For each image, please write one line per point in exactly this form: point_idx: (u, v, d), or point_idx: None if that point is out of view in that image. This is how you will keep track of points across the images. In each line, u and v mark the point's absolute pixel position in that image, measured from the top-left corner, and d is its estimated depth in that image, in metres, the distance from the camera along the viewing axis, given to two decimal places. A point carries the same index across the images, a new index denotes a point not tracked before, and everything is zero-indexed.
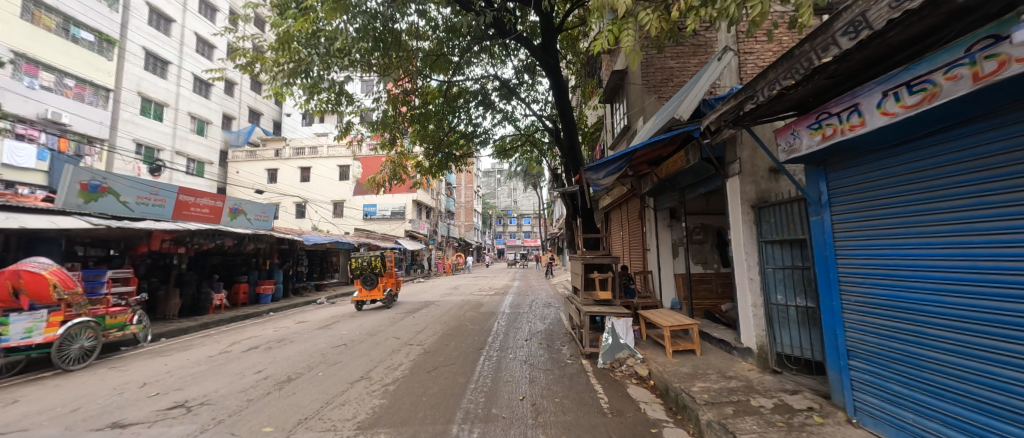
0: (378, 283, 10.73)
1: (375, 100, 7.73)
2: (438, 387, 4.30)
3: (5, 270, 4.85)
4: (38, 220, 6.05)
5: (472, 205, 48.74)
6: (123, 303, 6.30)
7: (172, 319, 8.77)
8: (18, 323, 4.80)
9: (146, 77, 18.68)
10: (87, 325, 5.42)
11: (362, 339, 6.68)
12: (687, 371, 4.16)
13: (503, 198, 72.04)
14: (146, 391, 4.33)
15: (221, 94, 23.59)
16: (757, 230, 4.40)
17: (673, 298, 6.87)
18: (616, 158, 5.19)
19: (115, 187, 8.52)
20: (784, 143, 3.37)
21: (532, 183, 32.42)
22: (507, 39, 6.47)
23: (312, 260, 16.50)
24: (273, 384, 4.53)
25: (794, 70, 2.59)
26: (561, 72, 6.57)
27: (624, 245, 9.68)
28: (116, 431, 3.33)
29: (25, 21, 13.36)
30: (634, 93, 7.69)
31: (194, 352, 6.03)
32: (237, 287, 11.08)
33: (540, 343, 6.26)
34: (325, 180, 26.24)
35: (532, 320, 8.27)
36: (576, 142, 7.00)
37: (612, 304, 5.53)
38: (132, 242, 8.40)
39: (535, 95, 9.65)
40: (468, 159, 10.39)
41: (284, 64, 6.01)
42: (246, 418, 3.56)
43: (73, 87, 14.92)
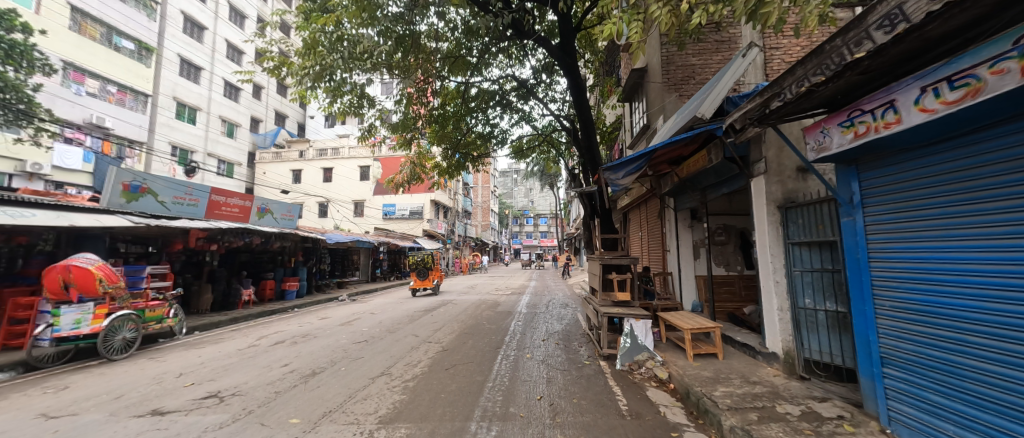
0: (428, 274, 14.04)
1: (396, 103, 7.87)
2: (457, 385, 4.36)
3: (57, 265, 5.19)
4: (85, 218, 6.45)
5: (489, 205, 49.02)
6: (160, 298, 6.64)
7: (204, 313, 9.22)
8: (68, 314, 5.16)
9: (181, 82, 19.55)
10: (129, 318, 5.74)
11: (382, 336, 6.84)
12: (709, 375, 4.07)
13: (520, 198, 71.87)
14: (183, 381, 4.56)
15: (249, 98, 24.49)
16: (784, 231, 4.27)
17: (693, 301, 6.72)
18: (635, 157, 5.14)
19: (153, 187, 9.01)
20: (813, 142, 3.26)
21: (549, 183, 32.22)
22: (525, 39, 6.47)
23: (333, 258, 16.98)
24: (298, 377, 4.70)
25: (824, 65, 2.51)
26: (579, 71, 6.51)
27: (643, 246, 9.57)
28: (156, 418, 3.53)
29: (74, 31, 14.29)
30: (654, 91, 7.58)
31: (225, 345, 6.31)
32: (264, 284, 11.53)
33: (558, 343, 6.24)
34: (346, 180, 26.99)
35: (549, 320, 8.27)
36: (594, 142, 6.91)
37: (631, 306, 5.46)
38: (168, 240, 8.78)
39: (553, 95, 9.61)
40: (486, 159, 10.44)
41: (309, 67, 6.19)
42: (274, 410, 3.70)
43: (116, 93, 15.81)
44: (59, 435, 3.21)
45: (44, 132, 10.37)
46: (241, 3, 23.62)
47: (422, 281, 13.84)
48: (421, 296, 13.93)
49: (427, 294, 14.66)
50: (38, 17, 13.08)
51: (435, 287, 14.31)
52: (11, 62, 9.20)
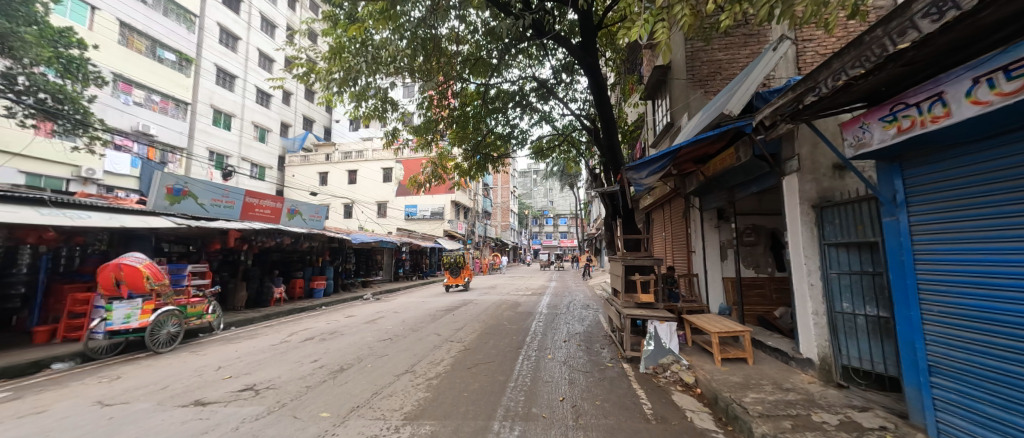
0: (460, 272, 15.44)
1: (417, 106, 8.01)
2: (480, 384, 4.40)
3: (110, 263, 5.59)
4: (134, 220, 6.90)
5: (508, 205, 49.25)
6: (200, 295, 7.01)
7: (239, 309, 9.69)
8: (120, 309, 5.51)
9: (218, 90, 20.44)
10: (172, 314, 6.08)
11: (406, 334, 6.99)
12: (738, 381, 3.94)
13: (539, 198, 71.61)
14: (221, 374, 4.81)
15: (279, 104, 25.48)
16: (819, 232, 4.08)
17: (720, 303, 6.51)
18: (658, 157, 5.03)
19: (193, 190, 9.55)
20: (851, 138, 3.11)
21: (569, 184, 31.92)
22: (545, 39, 6.46)
23: (358, 258, 17.46)
24: (327, 373, 4.86)
25: (863, 58, 2.38)
26: (600, 69, 6.43)
27: (666, 247, 9.37)
28: (198, 408, 3.75)
29: (122, 45, 15.37)
30: (678, 88, 7.42)
31: (259, 341, 6.61)
32: (294, 282, 12.00)
33: (579, 344, 6.19)
34: (370, 182, 27.75)
35: (570, 321, 8.19)
36: (616, 141, 6.81)
37: (655, 308, 5.34)
38: (207, 240, 9.22)
39: (574, 94, 9.53)
40: (506, 160, 10.44)
41: (334, 72, 6.38)
42: (306, 403, 3.85)
43: (159, 102, 16.85)
44: (112, 421, 3.45)
45: (96, 140, 11.18)
46: (272, 14, 24.64)
47: (454, 279, 15.40)
48: (447, 294, 14.53)
49: (459, 290, 16.07)
50: (92, 33, 14.32)
51: (466, 284, 15.65)
52: (69, 76, 9.97)
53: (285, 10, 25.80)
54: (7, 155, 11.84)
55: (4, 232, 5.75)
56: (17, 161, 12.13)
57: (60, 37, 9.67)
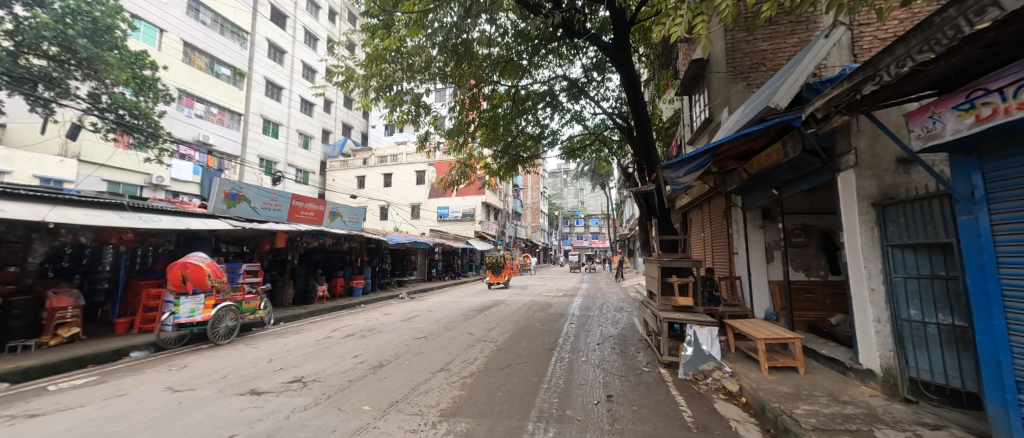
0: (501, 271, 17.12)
1: (449, 109, 8.12)
2: (513, 384, 4.42)
3: (178, 261, 6.14)
4: (198, 223, 7.55)
5: (539, 206, 49.25)
6: (253, 291, 7.54)
7: (287, 306, 10.36)
8: (186, 304, 6.05)
9: (266, 102, 21.82)
10: (230, 308, 6.60)
11: (440, 333, 7.16)
12: (788, 391, 3.70)
13: (569, 198, 70.84)
14: (273, 366, 5.16)
15: (320, 112, 26.88)
16: (880, 232, 3.75)
17: (766, 308, 6.17)
18: (696, 154, 4.85)
19: (247, 194, 10.29)
20: (919, 129, 2.84)
21: (600, 184, 31.32)
22: (577, 38, 6.37)
23: (394, 258, 18.11)
24: (367, 368, 5.08)
25: (932, 41, 2.14)
26: (633, 66, 6.27)
27: (706, 248, 8.96)
28: (253, 397, 4.04)
29: (185, 63, 16.92)
30: (717, 82, 7.09)
31: (306, 336, 7.01)
32: (335, 281, 12.66)
33: (614, 348, 6.06)
34: (404, 184, 28.73)
35: (603, 324, 8.03)
36: (650, 139, 6.60)
37: (694, 311, 5.13)
38: (259, 240, 9.93)
39: (605, 92, 9.34)
40: (537, 160, 10.45)
41: (371, 80, 6.66)
42: (349, 396, 4.04)
43: (216, 114, 18.38)
44: (181, 406, 3.80)
45: (164, 150, 12.37)
46: (314, 27, 26.05)
47: (497, 278, 16.92)
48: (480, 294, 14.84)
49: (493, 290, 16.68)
50: (161, 53, 15.90)
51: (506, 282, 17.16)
52: (144, 93, 11.13)
53: (325, 22, 27.21)
54: (92, 165, 13.62)
55: (92, 233, 6.49)
56: (103, 171, 13.90)
57: (135, 60, 10.90)
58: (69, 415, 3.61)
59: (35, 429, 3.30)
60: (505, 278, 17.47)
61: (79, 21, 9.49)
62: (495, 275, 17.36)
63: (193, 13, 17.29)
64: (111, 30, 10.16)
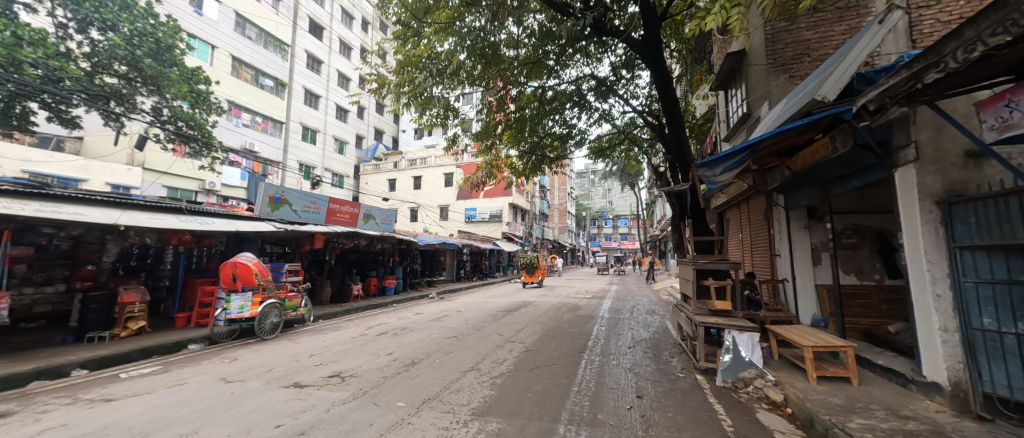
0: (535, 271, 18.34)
1: (477, 112, 8.18)
2: (542, 386, 4.41)
3: (229, 261, 6.58)
4: (246, 225, 8.07)
5: (566, 207, 48.88)
6: (295, 289, 7.96)
7: (324, 304, 10.88)
8: (236, 300, 6.50)
9: (306, 110, 22.97)
10: (275, 306, 7.02)
11: (469, 333, 7.24)
12: (840, 403, 3.45)
13: (597, 199, 69.70)
14: (314, 361, 5.43)
15: (354, 118, 27.99)
16: (947, 233, 3.41)
17: (813, 314, 5.79)
18: (734, 152, 4.65)
19: (289, 198, 10.90)
20: (993, 119, 2.58)
21: (629, 183, 30.59)
22: (606, 37, 6.27)
23: (424, 259, 18.58)
24: (400, 365, 5.23)
25: (1008, 22, 1.93)
26: (664, 62, 6.09)
27: (744, 249, 8.54)
28: (297, 390, 4.26)
29: (233, 76, 18.20)
30: (756, 75, 6.77)
31: (343, 333, 7.33)
32: (369, 280, 13.16)
33: (646, 352, 5.89)
34: (433, 187, 29.38)
35: (634, 327, 7.84)
36: (683, 137, 6.37)
37: (733, 316, 4.89)
38: (299, 242, 10.49)
39: (635, 90, 9.14)
40: (564, 161, 10.39)
41: (403, 86, 6.88)
42: (384, 392, 4.18)
43: (260, 123, 19.62)
44: (233, 396, 4.08)
45: (215, 158, 13.31)
46: (349, 37, 27.23)
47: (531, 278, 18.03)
48: (509, 295, 14.90)
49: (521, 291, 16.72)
50: (213, 68, 17.22)
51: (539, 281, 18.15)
52: (199, 106, 12.07)
53: (358, 32, 28.33)
54: (155, 174, 14.85)
55: (156, 235, 7.10)
56: (164, 178, 15.13)
57: (192, 76, 11.89)
58: (137, 401, 3.96)
59: (110, 412, 3.66)
60: (539, 278, 18.58)
61: (143, 42, 10.51)
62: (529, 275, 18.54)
63: (240, 29, 18.55)
64: (170, 49, 11.17)
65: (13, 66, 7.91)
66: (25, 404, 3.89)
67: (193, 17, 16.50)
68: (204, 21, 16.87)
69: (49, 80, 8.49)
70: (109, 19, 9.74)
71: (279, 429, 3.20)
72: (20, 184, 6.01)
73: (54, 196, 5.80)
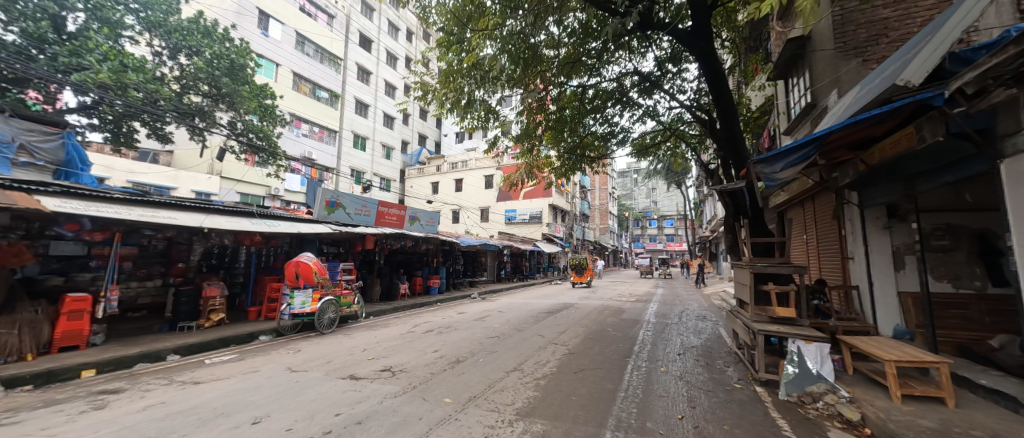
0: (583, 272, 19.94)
1: (516, 113, 8.14)
2: (587, 390, 4.34)
3: (292, 260, 7.18)
4: (307, 227, 8.74)
5: (608, 207, 47.74)
6: (349, 287, 8.49)
7: (374, 302, 11.51)
8: (299, 297, 7.10)
9: (356, 119, 24.42)
10: (331, 302, 7.54)
11: (511, 333, 7.31)
12: (931, 426, 3.05)
13: (641, 199, 67.19)
14: (367, 355, 5.76)
15: (400, 125, 29.33)
16: None
17: (895, 324, 5.19)
18: (797, 146, 4.29)
19: (343, 202, 11.67)
20: None
21: (676, 183, 29.15)
22: (652, 31, 6.04)
23: (466, 259, 19.05)
24: (446, 363, 5.40)
25: None
26: (716, 53, 5.74)
27: (810, 252, 7.83)
28: (353, 381, 4.55)
29: (294, 90, 19.85)
30: (822, 61, 6.21)
31: (392, 330, 7.70)
32: (415, 280, 13.74)
33: (697, 359, 5.58)
34: (473, 189, 29.99)
35: (683, 333, 7.46)
36: (737, 131, 5.96)
37: (799, 325, 4.48)
38: (352, 243, 11.20)
39: (682, 84, 8.71)
40: (605, 160, 10.17)
41: (448, 93, 7.08)
42: (432, 388, 4.33)
43: (317, 132, 21.23)
44: (298, 384, 4.45)
45: (279, 166, 14.57)
46: (394, 47, 28.61)
47: (579, 279, 19.56)
48: (550, 296, 14.83)
49: (562, 292, 16.60)
50: (277, 84, 18.90)
51: (588, 281, 19.51)
52: (267, 119, 13.23)
53: (404, 42, 29.70)
54: (232, 181, 16.61)
55: (233, 237, 7.92)
56: (240, 185, 16.89)
57: (261, 92, 13.08)
58: (218, 385, 4.43)
59: (198, 394, 4.13)
60: (587, 278, 20.00)
61: (220, 63, 11.85)
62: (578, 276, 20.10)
63: (300, 47, 20.20)
64: (243, 68, 12.45)
65: (121, 90, 9.28)
66: (132, 383, 4.51)
67: (261, 39, 18.23)
68: (270, 42, 18.56)
69: (148, 101, 9.85)
70: (192, 45, 11.20)
71: (339, 417, 3.43)
72: (126, 193, 6.96)
73: (153, 202, 6.66)
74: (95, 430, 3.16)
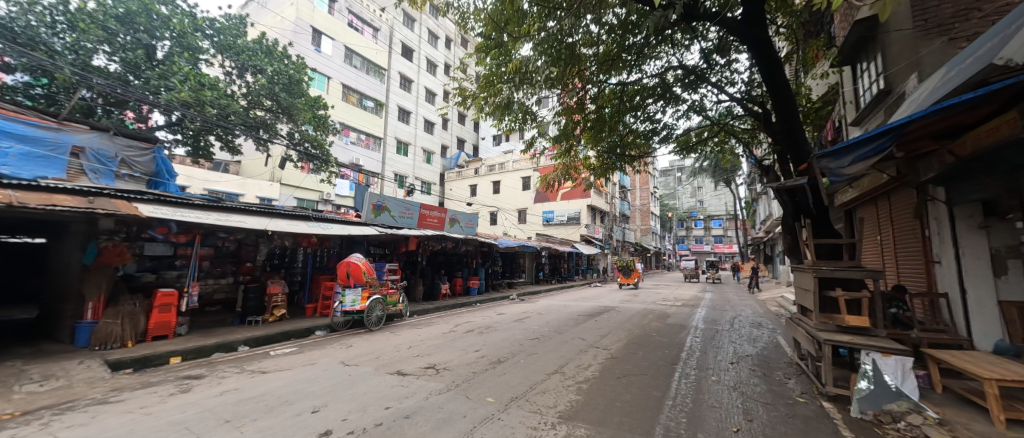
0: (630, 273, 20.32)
1: (553, 114, 8.06)
2: (632, 396, 4.21)
3: (343, 261, 7.67)
4: (356, 230, 9.26)
5: (649, 207, 46.07)
6: (394, 287, 8.87)
7: (417, 301, 11.96)
8: (350, 295, 7.53)
9: (399, 125, 25.52)
10: (379, 301, 7.93)
11: (552, 335, 7.26)
12: None
13: (684, 198, 64.04)
14: (412, 352, 5.99)
15: (439, 130, 30.26)
16: None
17: (997, 338, 4.51)
18: (867, 138, 3.87)
19: (388, 205, 12.25)
20: None
21: (725, 180, 27.49)
22: (698, 23, 5.76)
23: (504, 261, 19.26)
24: (488, 363, 5.48)
25: None
26: (770, 40, 5.34)
27: (885, 255, 7.04)
28: (399, 377, 4.74)
29: (343, 100, 21.19)
30: (899, 41, 5.58)
31: (434, 329, 7.93)
32: (456, 280, 14.11)
33: (753, 369, 5.22)
34: (511, 191, 30.23)
35: (736, 340, 7.00)
36: (797, 123, 5.50)
37: (873, 336, 4.03)
38: (396, 244, 11.70)
39: (731, 76, 8.22)
40: (647, 159, 9.84)
41: (488, 98, 7.21)
42: (475, 387, 4.41)
43: (364, 140, 22.49)
44: (350, 378, 4.71)
45: (330, 172, 15.57)
46: (434, 55, 29.60)
47: (627, 280, 19.89)
48: (591, 299, 14.56)
49: (603, 295, 16.27)
50: (329, 95, 20.27)
51: (637, 283, 19.83)
52: (320, 129, 14.19)
53: (443, 50, 30.67)
54: (291, 188, 18.13)
55: (292, 238, 8.57)
56: (298, 192, 18.37)
57: (315, 104, 14.04)
58: (281, 375, 4.82)
59: (265, 383, 4.52)
60: (635, 279, 20.06)
61: (280, 79, 12.92)
62: (626, 277, 20.39)
63: (348, 60, 21.55)
64: (300, 82, 13.47)
65: (199, 106, 10.39)
66: (210, 370, 5.02)
67: (315, 54, 19.63)
68: (322, 56, 19.94)
69: (221, 116, 10.95)
70: (257, 64, 12.33)
71: (389, 411, 3.60)
72: (204, 199, 7.79)
73: (225, 208, 7.39)
74: (181, 411, 3.56)
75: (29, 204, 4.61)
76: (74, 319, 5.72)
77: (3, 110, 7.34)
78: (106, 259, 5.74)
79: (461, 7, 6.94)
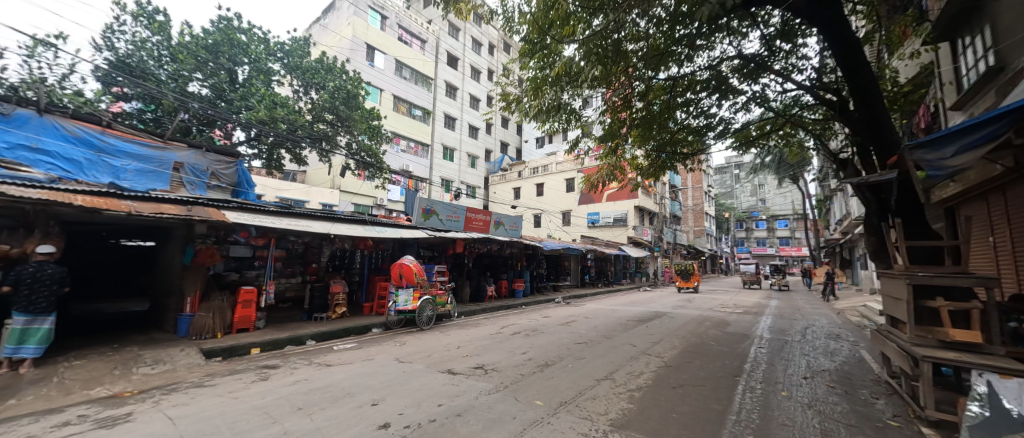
0: (690, 277, 19.22)
1: (598, 114, 7.91)
2: (690, 407, 3.98)
3: (397, 262, 8.10)
4: (408, 233, 9.73)
5: (703, 207, 43.32)
6: (443, 288, 9.16)
7: (464, 302, 12.26)
8: (403, 294, 7.93)
9: (444, 132, 26.46)
10: (429, 301, 8.24)
11: (600, 340, 7.08)
12: None
13: (742, 197, 59.38)
14: (461, 352, 6.16)
15: (483, 134, 30.91)
16: None
17: None
18: (973, 123, 3.33)
19: (436, 209, 12.72)
20: None
21: (791, 177, 25.07)
22: (759, 8, 5.34)
23: (549, 263, 19.15)
24: (535, 365, 5.47)
25: None
26: (846, 19, 4.76)
27: (1000, 259, 6.01)
28: (449, 376, 4.89)
29: (393, 110, 22.44)
30: (1016, 10, 4.76)
31: (481, 330, 8.07)
32: (501, 282, 14.28)
33: (832, 386, 4.69)
34: (556, 193, 30.05)
35: (809, 353, 6.35)
36: (883, 110, 4.90)
37: (987, 355, 3.38)
38: (444, 247, 12.10)
39: (798, 63, 7.52)
40: (701, 156, 9.28)
41: (533, 101, 7.24)
42: (523, 389, 4.44)
43: (412, 147, 23.63)
44: (404, 374, 4.94)
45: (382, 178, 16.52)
46: (479, 62, 30.33)
47: (685, 283, 18.88)
48: (641, 304, 13.97)
49: (654, 300, 15.55)
50: (382, 106, 21.58)
51: (695, 288, 18.61)
52: (375, 138, 15.11)
53: (486, 56, 31.33)
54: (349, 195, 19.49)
55: (350, 241, 9.21)
56: (355, 197, 19.68)
57: (370, 115, 14.94)
58: (343, 369, 5.18)
59: (329, 375, 4.88)
60: (694, 283, 19.00)
61: (340, 94, 13.99)
62: (684, 280, 19.37)
63: (398, 72, 22.81)
64: (356, 96, 14.45)
65: (272, 123, 11.56)
66: (283, 361, 5.53)
67: (369, 68, 20.99)
68: (375, 70, 21.27)
69: (290, 131, 12.08)
70: (319, 81, 13.46)
71: (441, 408, 3.72)
72: (276, 206, 8.62)
73: (294, 213, 8.13)
74: (261, 397, 3.96)
75: (143, 212, 5.45)
76: (176, 312, 6.60)
77: (121, 133, 8.72)
78: (201, 259, 6.54)
79: (507, 12, 7.00)
